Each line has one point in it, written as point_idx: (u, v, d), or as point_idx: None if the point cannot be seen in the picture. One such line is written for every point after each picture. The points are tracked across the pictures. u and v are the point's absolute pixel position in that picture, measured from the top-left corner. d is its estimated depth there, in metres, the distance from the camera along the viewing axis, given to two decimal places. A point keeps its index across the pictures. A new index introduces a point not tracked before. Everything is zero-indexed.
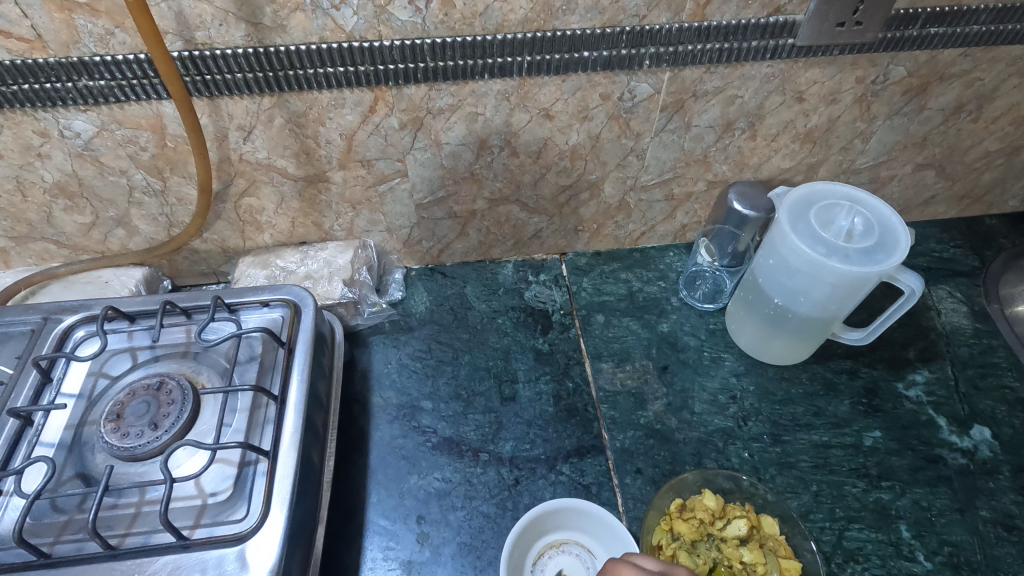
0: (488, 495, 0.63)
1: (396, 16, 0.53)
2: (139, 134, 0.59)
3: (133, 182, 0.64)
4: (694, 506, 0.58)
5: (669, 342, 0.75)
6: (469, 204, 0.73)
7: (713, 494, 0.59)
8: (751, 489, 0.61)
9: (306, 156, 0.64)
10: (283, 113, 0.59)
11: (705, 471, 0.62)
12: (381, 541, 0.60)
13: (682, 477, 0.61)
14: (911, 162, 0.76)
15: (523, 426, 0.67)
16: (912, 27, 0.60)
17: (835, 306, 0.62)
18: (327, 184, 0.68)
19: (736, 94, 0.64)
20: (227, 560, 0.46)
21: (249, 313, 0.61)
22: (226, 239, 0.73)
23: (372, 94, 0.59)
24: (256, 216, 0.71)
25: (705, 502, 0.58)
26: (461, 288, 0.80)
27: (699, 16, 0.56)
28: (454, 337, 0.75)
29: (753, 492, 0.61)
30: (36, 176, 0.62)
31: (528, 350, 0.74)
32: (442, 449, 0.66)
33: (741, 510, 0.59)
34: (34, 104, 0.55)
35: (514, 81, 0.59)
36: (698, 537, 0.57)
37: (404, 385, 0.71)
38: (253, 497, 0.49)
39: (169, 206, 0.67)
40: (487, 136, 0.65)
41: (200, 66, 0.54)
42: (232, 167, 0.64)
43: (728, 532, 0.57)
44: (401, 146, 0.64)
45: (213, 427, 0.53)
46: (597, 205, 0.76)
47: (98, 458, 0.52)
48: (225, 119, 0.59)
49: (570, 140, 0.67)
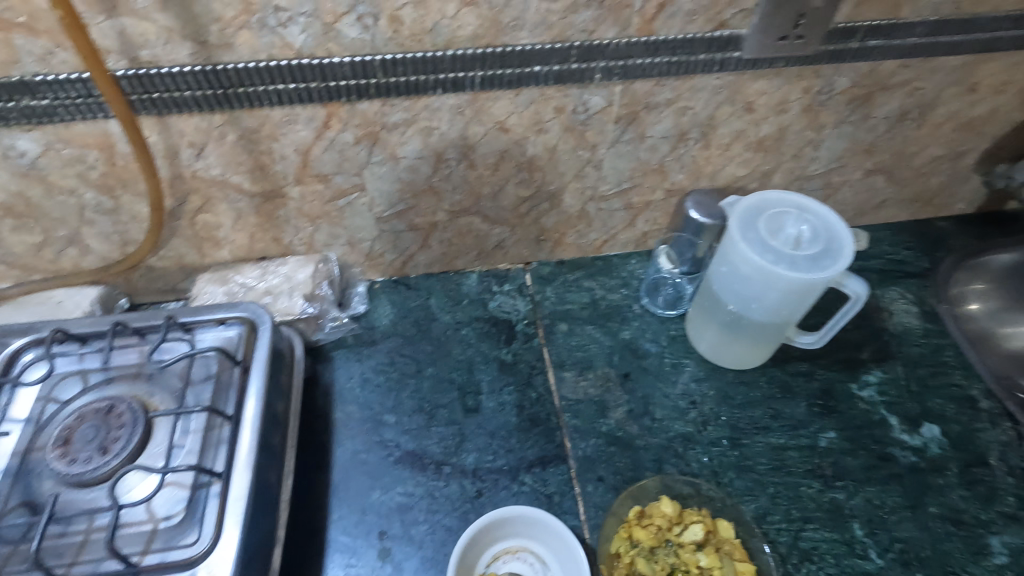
0: (450, 508, 0.63)
1: (344, 33, 0.53)
2: (87, 152, 0.58)
3: (84, 201, 0.63)
4: (652, 512, 0.59)
5: (631, 350, 0.76)
6: (430, 216, 0.73)
7: (671, 500, 0.60)
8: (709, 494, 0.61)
9: (260, 172, 0.64)
10: (235, 130, 0.59)
11: (657, 478, 0.62)
12: (343, 559, 0.59)
13: (643, 484, 0.61)
14: (861, 168, 0.79)
15: (486, 437, 0.68)
16: (853, 40, 0.62)
17: (787, 311, 0.63)
18: (284, 199, 0.67)
19: (687, 106, 0.65)
20: None
21: (204, 331, 0.60)
22: (183, 256, 0.72)
23: (324, 110, 0.59)
24: (213, 232, 0.70)
25: (662, 508, 0.59)
26: (425, 300, 0.80)
27: (647, 31, 0.57)
28: (418, 349, 0.75)
29: (710, 497, 0.61)
30: None
31: (491, 361, 0.74)
32: (405, 463, 0.66)
33: (697, 515, 0.60)
34: None
35: (467, 95, 0.60)
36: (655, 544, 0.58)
37: (368, 399, 0.71)
38: (205, 520, 0.49)
39: (122, 224, 0.66)
40: (443, 149, 0.65)
41: (147, 85, 0.53)
42: (185, 184, 0.63)
43: (686, 538, 0.58)
44: (358, 160, 0.64)
45: (165, 449, 0.52)
46: (558, 214, 0.77)
47: (44, 486, 0.51)
48: (175, 137, 0.58)
49: (527, 151, 0.67)
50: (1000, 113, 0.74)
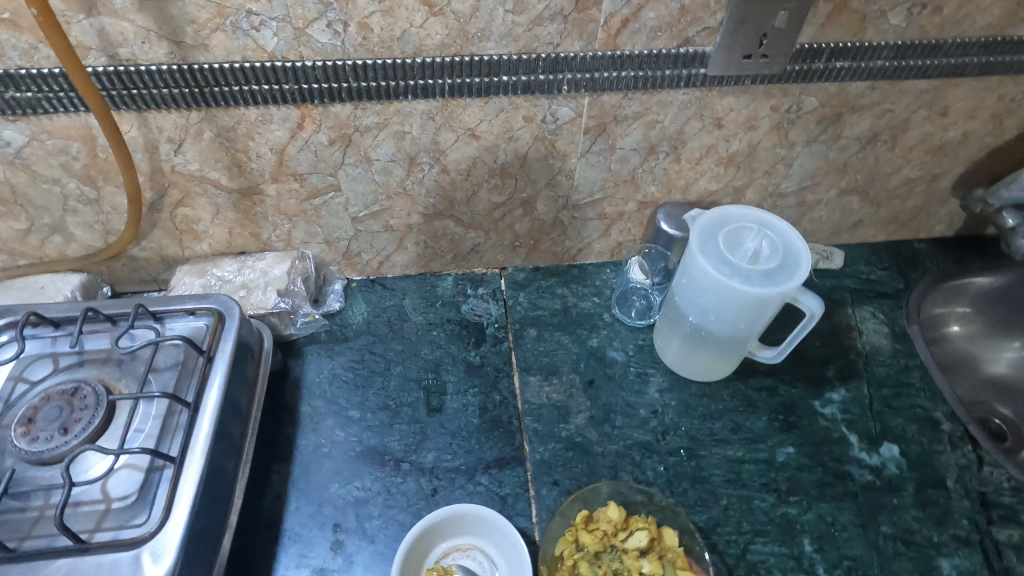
0: (405, 504, 0.64)
1: (315, 38, 0.55)
2: (69, 144, 0.61)
3: (67, 190, 0.65)
4: (599, 518, 0.60)
5: (598, 357, 0.77)
6: (405, 218, 0.75)
7: (618, 506, 0.61)
8: (656, 501, 0.61)
9: (237, 169, 0.66)
10: (212, 127, 0.61)
11: (603, 485, 0.62)
12: (296, 549, 0.61)
13: (591, 488, 0.62)
14: (835, 187, 0.79)
15: (446, 437, 0.69)
16: (819, 61, 0.63)
17: (744, 324, 0.64)
18: (261, 197, 0.69)
19: (656, 119, 0.67)
20: (123, 563, 0.47)
21: (173, 320, 0.62)
22: (164, 248, 0.74)
23: (299, 111, 0.60)
24: (193, 225, 0.72)
25: (608, 514, 0.60)
26: (400, 300, 0.82)
27: (612, 45, 0.59)
28: (388, 348, 0.77)
29: (657, 504, 0.61)
30: None
31: (459, 362, 0.76)
32: (365, 458, 0.67)
33: (643, 521, 0.60)
34: None
35: (437, 101, 0.61)
36: (599, 548, 0.59)
37: (334, 395, 0.72)
38: (156, 503, 0.51)
39: (104, 214, 0.69)
40: (416, 154, 0.67)
41: (125, 81, 0.55)
42: (165, 178, 0.65)
43: (631, 545, 0.59)
44: (332, 161, 0.66)
45: (124, 432, 0.54)
46: (532, 221, 0.78)
47: (5, 462, 0.53)
48: (155, 132, 0.60)
49: (498, 158, 0.69)
50: (973, 138, 0.75)
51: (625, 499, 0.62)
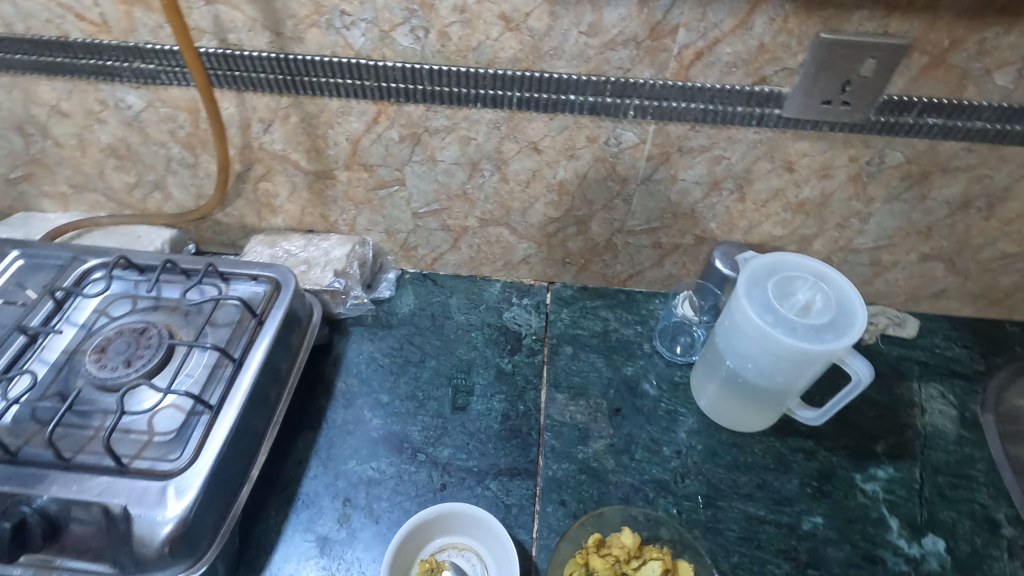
0: (413, 493, 0.66)
1: (398, 41, 0.59)
2: (178, 113, 0.68)
3: (171, 153, 0.73)
4: (612, 543, 0.59)
5: (629, 386, 0.76)
6: (462, 219, 0.78)
7: (633, 533, 0.60)
8: (676, 535, 0.61)
9: (316, 153, 0.71)
10: (298, 113, 0.66)
11: (620, 509, 0.62)
12: (307, 514, 0.64)
13: (606, 511, 0.62)
14: (915, 251, 0.74)
15: (465, 436, 0.70)
16: (908, 114, 0.59)
17: (784, 378, 0.62)
18: (333, 181, 0.74)
19: (722, 155, 0.65)
20: (150, 491, 0.52)
21: (237, 283, 0.68)
22: (245, 216, 0.81)
23: (375, 107, 0.65)
24: (271, 200, 0.78)
25: (622, 540, 0.59)
26: (447, 297, 0.85)
27: (684, 76, 0.59)
28: (427, 341, 0.80)
29: (675, 540, 0.61)
30: (95, 136, 0.73)
31: (490, 367, 0.77)
32: (385, 442, 0.70)
33: (658, 552, 0.59)
34: (97, 77, 0.66)
35: (504, 112, 0.63)
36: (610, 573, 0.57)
37: (368, 377, 0.76)
38: (189, 443, 0.55)
39: (198, 178, 0.76)
40: (479, 160, 0.69)
41: (230, 64, 0.62)
42: (252, 153, 0.72)
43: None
44: (400, 157, 0.70)
45: (176, 374, 0.60)
46: (585, 240, 0.78)
47: (77, 382, 0.60)
48: (249, 111, 0.67)
49: (557, 174, 0.70)
50: None
51: (639, 529, 0.61)
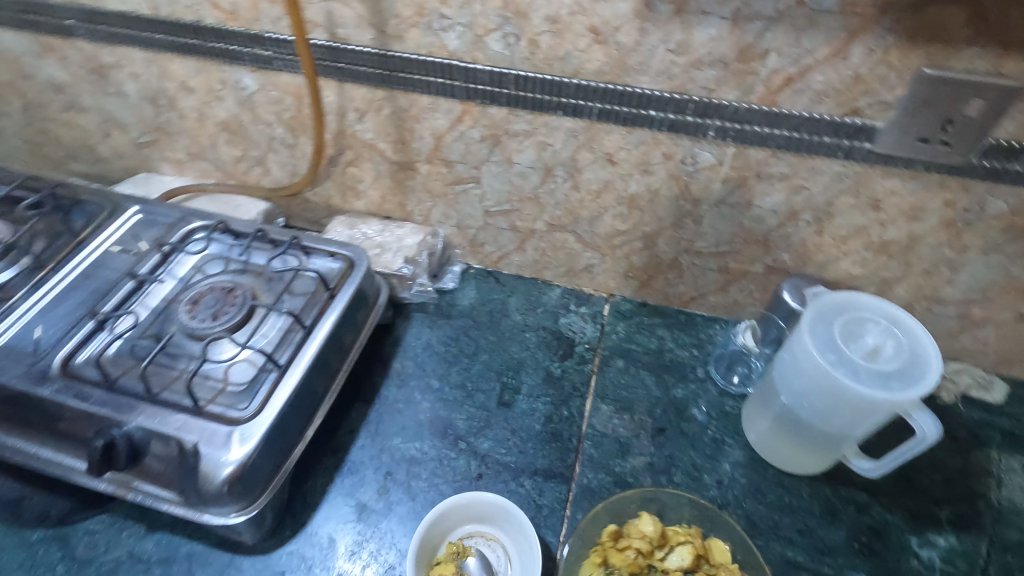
0: (450, 478, 0.68)
1: (490, 46, 0.62)
2: (285, 97, 0.75)
3: (274, 133, 0.80)
4: (631, 534, 0.59)
5: (677, 408, 0.75)
6: (530, 222, 0.80)
7: (652, 519, 0.60)
8: (708, 512, 0.60)
9: (401, 145, 0.75)
10: (390, 106, 0.71)
11: (635, 492, 0.61)
12: (350, 480, 0.68)
13: (622, 496, 0.61)
14: (1011, 309, 0.68)
15: (506, 432, 0.72)
16: (1016, 161, 0.55)
17: (840, 422, 0.59)
18: (414, 172, 0.79)
19: (802, 185, 0.63)
20: (218, 434, 0.57)
21: (316, 258, 0.74)
22: (331, 197, 0.87)
23: (461, 106, 0.68)
24: (356, 184, 0.84)
25: (642, 528, 0.59)
26: (506, 296, 0.87)
27: (770, 100, 0.58)
28: (482, 336, 0.82)
29: (702, 518, 0.61)
30: (213, 111, 0.81)
31: (540, 369, 0.78)
32: (430, 425, 0.73)
33: (683, 535, 0.59)
34: (222, 59, 0.73)
35: (583, 122, 0.65)
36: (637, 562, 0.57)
37: (423, 362, 0.79)
38: (256, 396, 0.61)
39: (295, 158, 0.83)
40: (553, 166, 0.71)
41: (336, 56, 0.67)
42: (345, 140, 0.77)
43: (670, 564, 0.58)
44: (479, 156, 0.73)
45: (253, 333, 0.66)
46: (650, 256, 0.78)
47: (170, 328, 0.67)
48: (347, 101, 0.72)
49: (629, 187, 0.70)
50: None
51: (664, 510, 0.62)
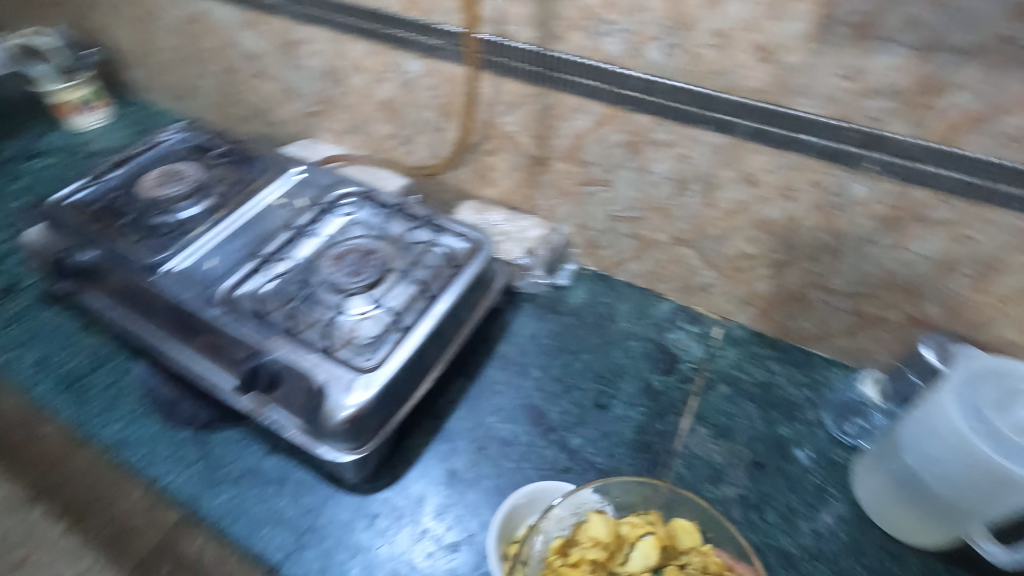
0: (537, 466, 0.70)
1: (648, 54, 0.63)
2: (442, 84, 0.81)
3: (426, 116, 0.87)
4: (582, 542, 0.55)
5: (779, 446, 0.71)
6: (654, 232, 0.79)
7: (601, 520, 0.56)
8: (668, 496, 0.58)
9: (541, 140, 0.78)
10: (538, 102, 0.74)
11: (580, 489, 0.58)
12: (445, 447, 0.72)
13: (566, 496, 0.58)
14: None
15: (598, 433, 0.73)
16: None
17: (969, 495, 0.54)
18: (548, 168, 0.81)
19: (968, 234, 0.58)
20: (344, 377, 0.64)
21: (446, 236, 0.80)
22: (465, 182, 0.92)
23: (607, 109, 0.69)
24: (491, 172, 0.88)
25: (592, 533, 0.55)
26: (616, 302, 0.87)
27: (946, 139, 0.54)
28: (587, 336, 0.84)
29: (655, 502, 0.59)
30: (377, 91, 0.89)
31: (640, 379, 0.78)
32: (525, 412, 0.75)
33: (637, 526, 0.57)
34: (395, 44, 0.81)
35: (730, 139, 0.64)
36: (594, 570, 0.54)
37: (527, 352, 0.82)
38: (379, 350, 0.67)
39: (440, 141, 0.89)
40: (689, 179, 0.70)
41: (498, 50, 0.71)
42: (489, 130, 0.82)
43: (634, 565, 0.55)
44: (615, 160, 0.74)
45: (383, 294, 0.72)
46: (774, 285, 0.75)
47: (314, 277, 0.76)
48: (498, 93, 0.76)
49: (766, 211, 0.68)
50: None
51: (613, 502, 0.59)
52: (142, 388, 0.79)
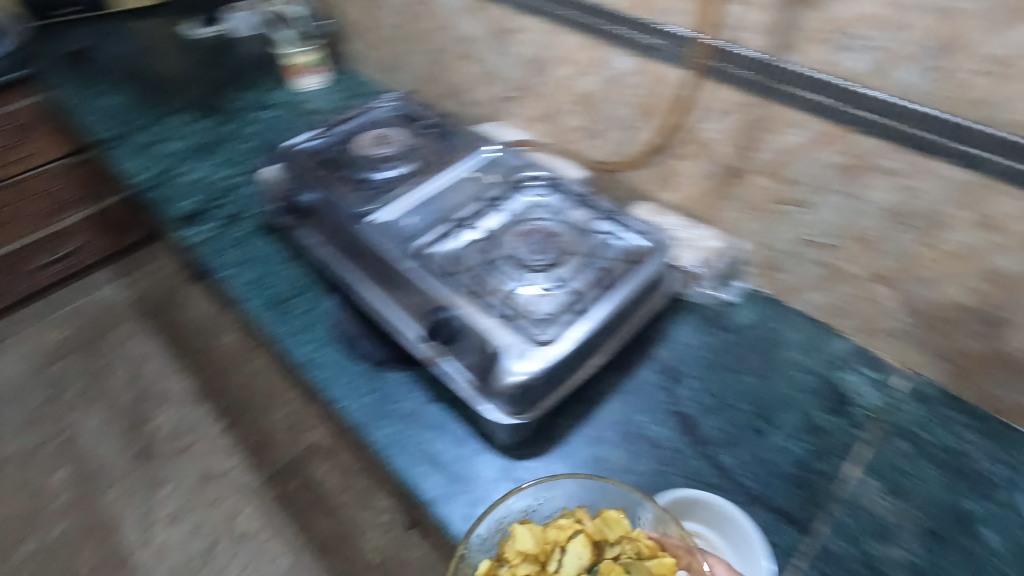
0: (685, 474, 0.70)
1: (899, 75, 0.60)
2: (651, 84, 0.82)
3: (624, 114, 0.89)
4: (511, 558, 0.54)
5: (962, 521, 0.66)
6: (848, 264, 0.75)
7: (526, 532, 0.56)
8: (585, 488, 0.59)
9: (743, 151, 0.77)
10: (751, 112, 0.73)
11: (509, 498, 0.58)
12: (594, 434, 0.74)
13: (489, 510, 0.58)
14: None
15: (753, 458, 0.70)
16: None
17: None
18: (742, 181, 0.80)
19: None
20: (520, 346, 0.68)
21: (626, 233, 0.81)
22: (645, 183, 0.93)
23: (831, 127, 0.66)
24: (677, 177, 0.88)
25: (520, 545, 0.55)
26: (787, 330, 0.83)
27: None
28: (750, 358, 0.81)
29: (577, 500, 0.59)
30: (580, 84, 0.92)
31: (805, 413, 0.74)
32: (677, 419, 0.75)
33: (564, 526, 0.56)
34: (613, 41, 0.83)
35: (978, 177, 0.59)
36: None
37: (685, 360, 0.81)
38: (554, 328, 0.70)
39: (632, 140, 0.91)
40: (909, 214, 0.66)
41: (724, 56, 0.71)
42: (688, 134, 0.82)
43: (568, 567, 0.53)
44: (824, 182, 0.71)
45: (561, 276, 0.76)
46: (987, 345, 0.68)
47: (498, 248, 0.81)
48: (709, 99, 0.76)
49: (999, 262, 0.62)
50: None
51: (537, 507, 0.59)
52: (330, 320, 0.90)
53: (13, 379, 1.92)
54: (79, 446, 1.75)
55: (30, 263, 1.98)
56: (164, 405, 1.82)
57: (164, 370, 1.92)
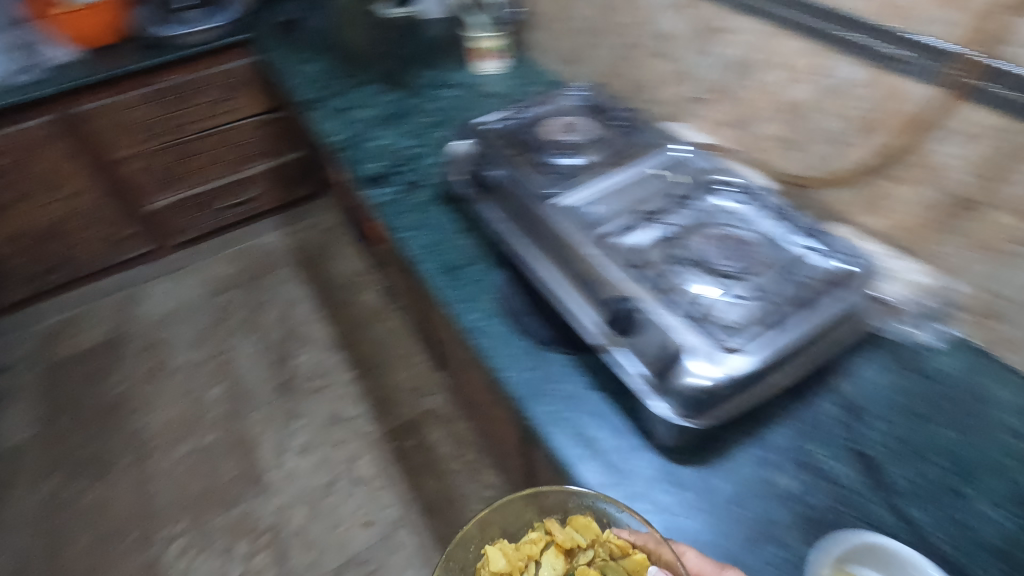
0: (863, 517, 0.65)
1: None
2: (880, 98, 0.76)
3: (836, 126, 0.83)
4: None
5: None
6: None
7: (499, 554, 0.60)
8: (549, 500, 0.60)
9: (984, 181, 0.69)
10: (1008, 139, 0.65)
11: (472, 522, 0.59)
12: (761, 455, 0.71)
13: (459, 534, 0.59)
14: None
15: (947, 518, 0.64)
16: None
17: None
18: (973, 215, 0.72)
19: None
20: (705, 348, 0.68)
21: (826, 255, 0.77)
22: (843, 203, 0.87)
23: None
24: (886, 202, 0.81)
25: (495, 565, 0.59)
26: (999, 387, 0.74)
27: None
28: (951, 411, 0.73)
29: (541, 509, 0.62)
30: (789, 91, 0.88)
31: (1015, 484, 0.66)
32: (857, 458, 0.69)
33: (537, 538, 0.61)
34: (842, 48, 0.78)
35: None
36: None
37: (871, 399, 0.75)
38: (741, 338, 0.69)
39: (839, 156, 0.85)
40: None
41: (986, 74, 0.65)
42: (915, 156, 0.75)
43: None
44: None
45: (750, 288, 0.75)
46: None
47: (684, 249, 0.82)
48: (954, 119, 0.69)
49: None
50: None
51: (504, 521, 0.62)
52: (498, 293, 0.94)
53: (190, 300, 2.21)
54: (235, 368, 1.98)
55: (215, 202, 2.22)
56: (306, 347, 2.01)
57: (310, 316, 2.12)
